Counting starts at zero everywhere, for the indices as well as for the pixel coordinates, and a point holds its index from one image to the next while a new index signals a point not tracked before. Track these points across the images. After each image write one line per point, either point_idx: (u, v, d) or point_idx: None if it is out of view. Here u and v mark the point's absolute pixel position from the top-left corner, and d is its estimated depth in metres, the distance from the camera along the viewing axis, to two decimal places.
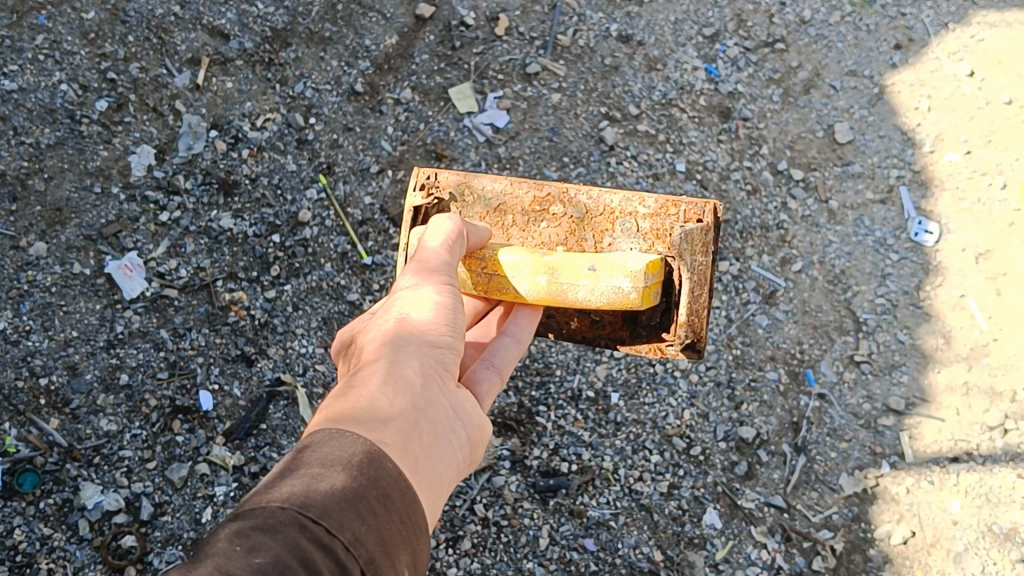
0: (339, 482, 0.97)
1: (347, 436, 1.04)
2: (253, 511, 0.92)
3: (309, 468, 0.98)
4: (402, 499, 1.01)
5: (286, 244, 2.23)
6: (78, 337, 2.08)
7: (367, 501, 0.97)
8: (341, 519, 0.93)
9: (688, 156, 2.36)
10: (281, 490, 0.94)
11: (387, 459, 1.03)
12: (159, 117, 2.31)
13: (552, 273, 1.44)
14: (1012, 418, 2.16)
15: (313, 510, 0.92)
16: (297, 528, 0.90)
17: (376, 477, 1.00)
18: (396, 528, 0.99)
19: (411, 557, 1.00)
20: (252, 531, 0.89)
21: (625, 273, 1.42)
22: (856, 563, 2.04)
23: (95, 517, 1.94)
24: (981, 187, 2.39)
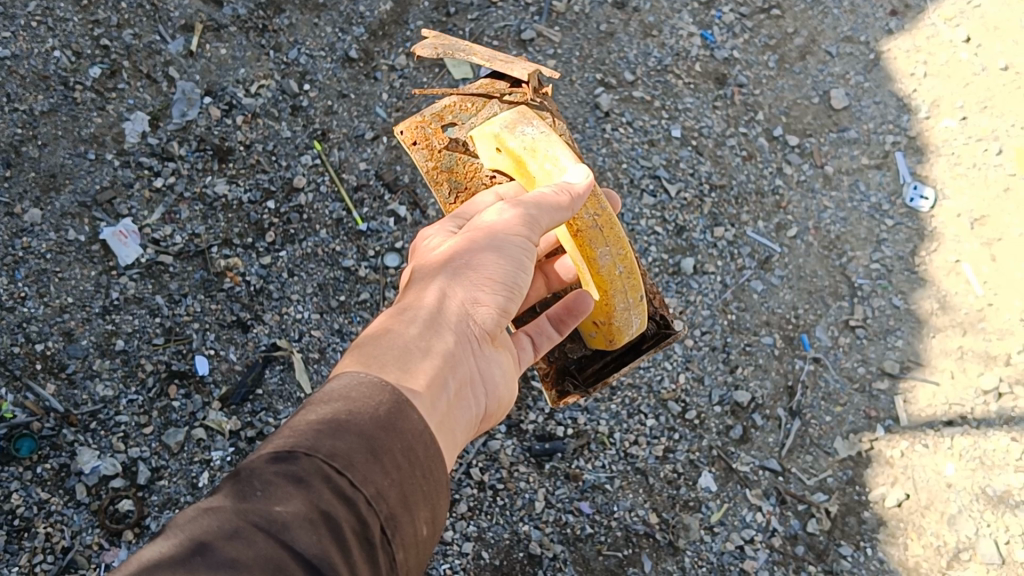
0: (368, 430, 0.95)
1: (377, 383, 1.02)
2: (281, 455, 0.91)
3: (339, 413, 0.96)
4: (426, 453, 0.99)
5: (281, 211, 2.23)
6: (74, 304, 2.07)
7: (393, 455, 0.95)
8: (365, 471, 0.92)
9: (683, 122, 2.36)
10: (307, 434, 0.93)
11: (415, 412, 1.01)
12: (153, 84, 2.30)
13: (629, 270, 1.41)
14: (1007, 382, 2.16)
15: (338, 462, 0.91)
16: (322, 479, 0.89)
17: (404, 428, 0.98)
18: (419, 483, 0.97)
19: (430, 515, 0.99)
20: (279, 479, 0.88)
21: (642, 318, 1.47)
22: (851, 525, 2.05)
23: (92, 482, 1.95)
24: (976, 153, 2.39)
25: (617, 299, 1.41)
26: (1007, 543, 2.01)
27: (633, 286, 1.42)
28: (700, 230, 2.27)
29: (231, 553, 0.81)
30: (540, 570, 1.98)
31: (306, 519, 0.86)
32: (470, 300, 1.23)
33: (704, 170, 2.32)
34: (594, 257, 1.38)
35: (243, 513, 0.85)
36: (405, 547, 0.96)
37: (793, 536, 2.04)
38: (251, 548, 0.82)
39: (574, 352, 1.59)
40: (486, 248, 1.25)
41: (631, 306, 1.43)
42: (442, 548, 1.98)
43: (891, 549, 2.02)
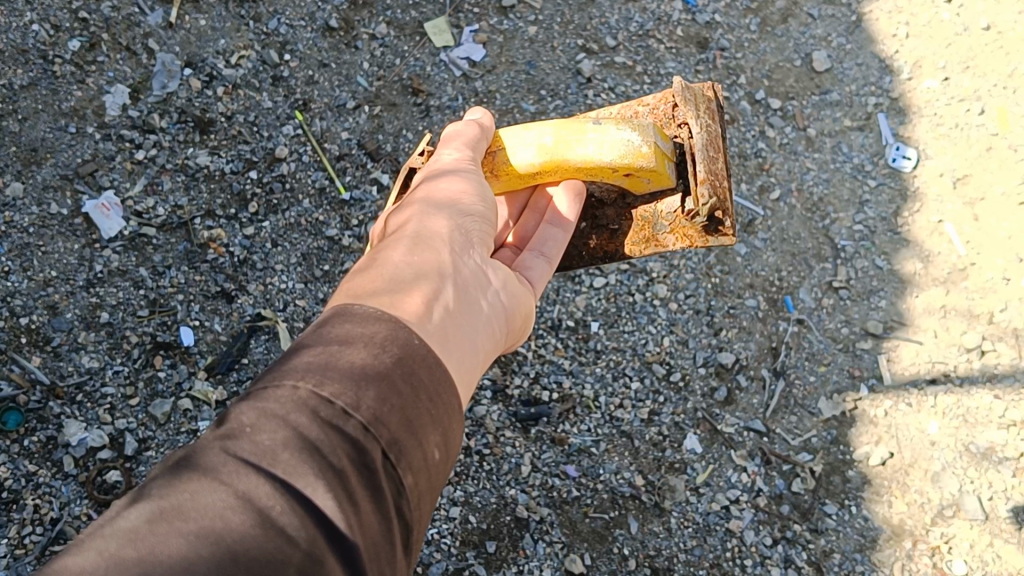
0: (359, 357, 0.91)
1: (370, 312, 0.98)
2: (272, 389, 0.87)
3: (328, 342, 0.93)
4: (429, 376, 0.95)
5: (263, 180, 2.24)
6: (58, 277, 2.07)
7: (392, 379, 0.91)
8: (360, 396, 0.88)
9: (665, 87, 2.36)
10: (298, 367, 0.90)
11: (413, 335, 0.97)
12: (133, 56, 2.28)
13: (558, 130, 1.40)
14: (989, 339, 2.17)
15: (328, 390, 0.87)
16: (309, 409, 0.85)
17: (401, 354, 0.93)
18: (424, 407, 0.92)
19: (442, 438, 0.94)
20: (266, 413, 0.85)
21: (634, 127, 1.37)
22: (836, 484, 2.07)
23: (80, 454, 1.95)
24: (959, 113, 2.40)
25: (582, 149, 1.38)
26: (989, 499, 2.03)
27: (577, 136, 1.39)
28: None
29: (216, 487, 0.78)
30: (527, 533, 1.98)
31: (294, 449, 0.82)
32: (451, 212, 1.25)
33: None
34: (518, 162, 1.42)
35: (227, 448, 0.82)
36: (416, 472, 0.91)
37: (777, 496, 2.05)
38: (237, 481, 0.79)
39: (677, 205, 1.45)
40: (446, 176, 1.32)
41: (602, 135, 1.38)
42: (431, 512, 1.98)
43: (875, 507, 2.04)
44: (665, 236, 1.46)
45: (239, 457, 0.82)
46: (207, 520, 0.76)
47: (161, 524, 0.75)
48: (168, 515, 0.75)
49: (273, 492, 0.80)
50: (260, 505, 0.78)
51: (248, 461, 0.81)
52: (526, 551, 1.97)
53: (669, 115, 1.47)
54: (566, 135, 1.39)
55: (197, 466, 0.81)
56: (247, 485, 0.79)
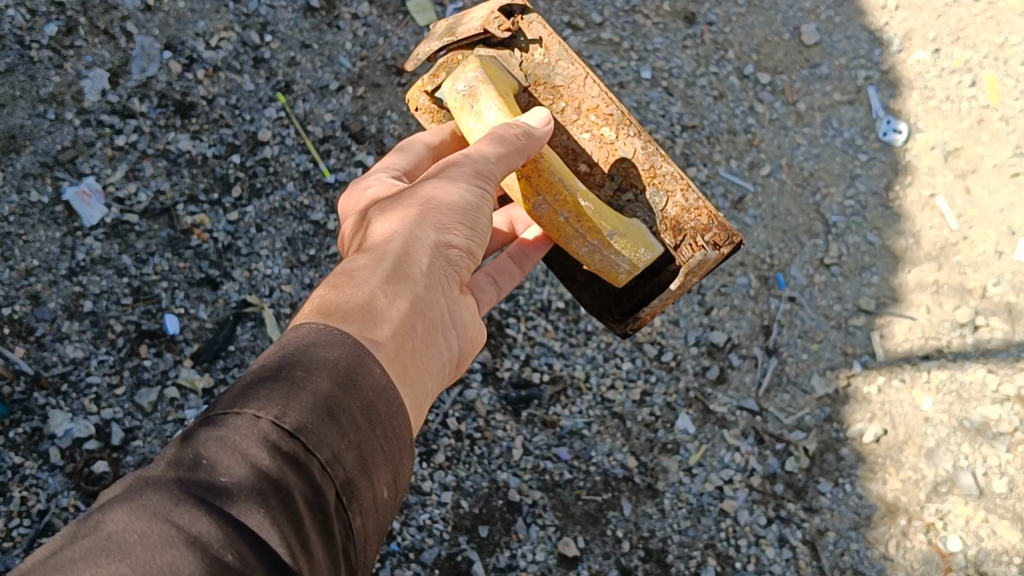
0: (324, 387, 0.93)
1: (338, 336, 1.00)
2: (232, 418, 0.90)
3: (292, 367, 0.95)
4: (388, 411, 0.99)
5: (246, 164, 2.22)
6: (40, 266, 2.02)
7: (352, 415, 0.94)
8: (319, 434, 0.91)
9: (652, 63, 2.33)
10: (259, 394, 0.92)
11: (376, 366, 1.00)
12: (111, 40, 2.21)
13: (574, 216, 1.39)
14: (982, 314, 2.15)
15: (289, 423, 0.89)
16: (270, 444, 0.88)
17: (362, 386, 0.97)
18: (379, 443, 0.96)
19: (391, 476, 0.99)
20: (226, 446, 0.88)
21: (629, 257, 1.41)
22: (829, 462, 2.05)
23: (66, 445, 1.92)
24: (950, 85, 2.37)
25: (576, 244, 1.41)
26: (984, 474, 2.00)
27: (592, 231, 1.39)
28: None
29: (167, 528, 0.79)
30: (520, 517, 1.97)
31: (253, 487, 0.85)
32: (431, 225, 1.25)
33: (675, 111, 2.29)
34: (531, 202, 1.41)
35: (184, 483, 0.84)
36: (364, 513, 0.96)
37: (771, 475, 2.04)
38: (192, 520, 0.81)
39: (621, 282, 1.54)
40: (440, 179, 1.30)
41: (599, 249, 1.40)
42: (421, 498, 1.95)
43: (870, 485, 2.02)
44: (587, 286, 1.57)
45: (197, 494, 0.84)
46: (154, 567, 0.77)
47: (108, 567, 0.75)
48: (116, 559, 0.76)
49: (228, 536, 0.81)
50: (216, 548, 0.80)
51: (204, 499, 0.84)
52: (519, 536, 1.95)
53: (689, 236, 1.46)
54: (576, 225, 1.40)
55: (150, 500, 0.82)
56: (200, 527, 0.80)
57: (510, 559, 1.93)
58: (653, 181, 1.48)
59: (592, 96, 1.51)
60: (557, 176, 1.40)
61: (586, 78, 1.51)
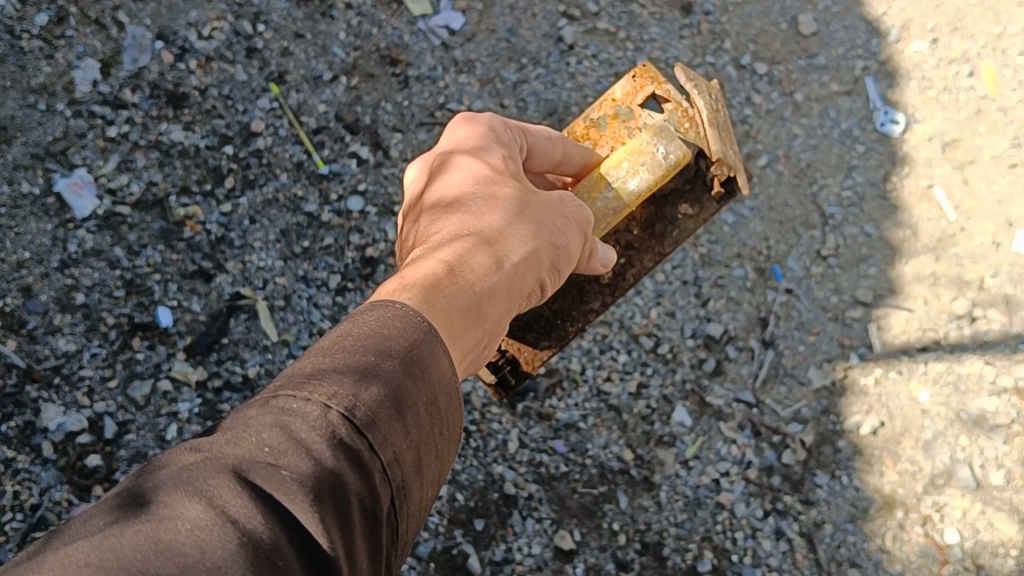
0: (396, 377, 0.88)
1: (412, 321, 0.94)
2: (299, 401, 0.83)
3: (369, 354, 0.89)
4: (447, 408, 0.94)
5: (239, 156, 2.20)
6: (32, 258, 1.97)
7: (416, 411, 0.89)
8: (385, 431, 0.86)
9: (649, 53, 2.37)
10: (328, 375, 0.86)
11: (443, 358, 0.95)
12: (102, 30, 2.18)
13: None
14: (979, 306, 2.14)
15: (359, 417, 0.84)
16: (335, 438, 0.82)
17: (429, 382, 0.92)
18: (432, 443, 0.92)
19: (435, 476, 0.95)
20: (288, 433, 0.81)
21: None
22: (826, 455, 2.04)
23: (59, 439, 1.88)
24: (948, 76, 2.36)
25: None
26: (981, 467, 1.98)
27: None
28: None
29: (223, 524, 0.74)
30: (515, 510, 1.96)
31: (313, 484, 0.80)
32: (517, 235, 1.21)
33: None
34: None
35: (242, 471, 0.79)
36: (408, 513, 0.91)
37: (768, 468, 2.03)
38: (248, 518, 0.76)
39: None
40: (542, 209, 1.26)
41: None
42: None
43: (867, 477, 2.01)
44: None
45: (255, 488, 0.78)
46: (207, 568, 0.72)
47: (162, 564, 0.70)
48: (167, 555, 0.71)
49: (281, 540, 0.77)
50: (270, 552, 0.75)
51: (261, 492, 0.78)
52: (515, 530, 1.94)
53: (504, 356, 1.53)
54: None
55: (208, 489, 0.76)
56: (256, 523, 0.76)
57: (506, 553, 1.92)
58: (556, 324, 1.55)
59: (641, 261, 1.55)
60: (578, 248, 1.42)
61: (659, 255, 1.55)
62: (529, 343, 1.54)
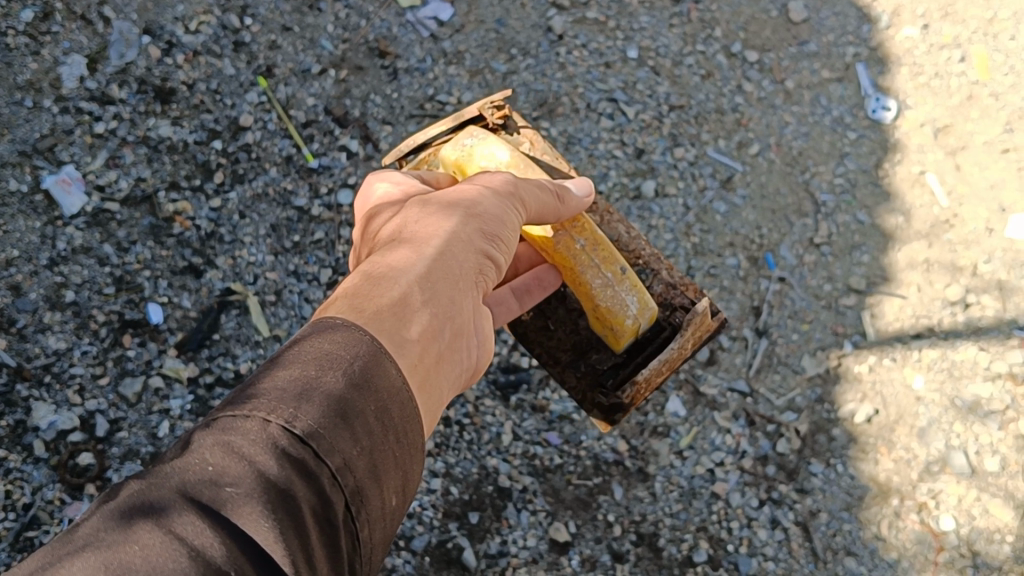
0: (339, 389, 0.89)
1: (356, 332, 0.96)
2: (240, 419, 0.85)
3: (307, 364, 0.90)
4: (402, 413, 0.95)
5: (228, 150, 2.19)
6: (20, 257, 1.95)
7: (366, 418, 0.90)
8: (332, 439, 0.87)
9: (639, 42, 2.37)
10: (271, 393, 0.88)
11: (393, 365, 0.96)
12: (89, 25, 2.17)
13: (589, 247, 1.50)
14: (973, 292, 2.13)
15: (300, 427, 0.85)
16: (277, 449, 0.84)
17: (377, 387, 0.93)
18: (391, 448, 0.93)
19: (402, 481, 0.95)
20: (232, 451, 0.83)
21: (637, 297, 1.50)
22: (821, 443, 2.03)
23: (50, 437, 1.85)
24: (938, 61, 2.36)
25: (591, 275, 1.50)
26: (976, 453, 1.97)
27: (607, 260, 1.50)
28: (660, 152, 2.26)
29: (168, 541, 0.76)
30: (510, 503, 1.95)
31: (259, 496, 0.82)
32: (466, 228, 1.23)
33: (662, 91, 2.32)
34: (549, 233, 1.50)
35: (189, 493, 0.81)
36: (372, 521, 0.92)
37: (763, 457, 2.02)
38: (194, 536, 0.77)
39: (604, 365, 1.60)
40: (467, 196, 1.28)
41: (613, 280, 1.50)
42: None
43: (862, 465, 2.00)
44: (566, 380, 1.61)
45: (201, 506, 0.80)
46: None
47: None
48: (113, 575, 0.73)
49: (230, 553, 0.78)
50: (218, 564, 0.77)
51: (207, 509, 0.80)
52: (510, 523, 1.93)
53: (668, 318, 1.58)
54: (597, 254, 1.50)
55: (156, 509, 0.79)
56: (204, 541, 0.77)
57: (501, 545, 1.91)
58: (645, 265, 1.62)
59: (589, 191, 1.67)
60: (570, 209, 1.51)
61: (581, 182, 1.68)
62: (662, 290, 1.61)
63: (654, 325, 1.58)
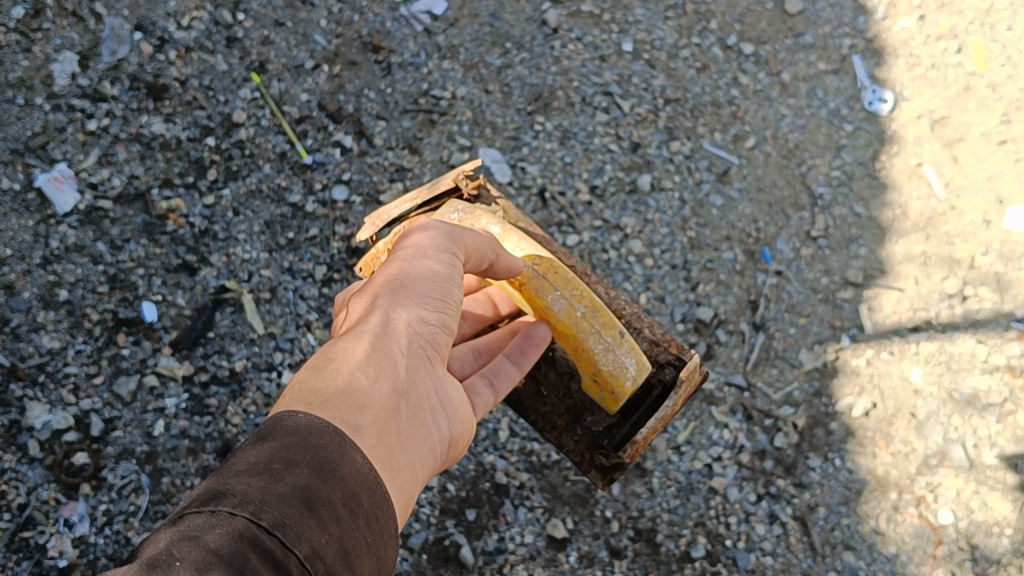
0: (304, 479, 0.90)
1: (315, 427, 0.97)
2: (204, 514, 0.85)
3: (269, 460, 0.91)
4: (370, 500, 0.95)
5: (221, 147, 2.18)
6: (13, 255, 1.94)
7: (332, 506, 0.90)
8: (298, 528, 0.86)
9: (634, 35, 2.36)
10: (234, 489, 0.87)
11: (355, 454, 0.97)
12: (80, 22, 2.15)
13: (586, 310, 1.50)
14: (971, 284, 2.12)
15: (266, 517, 0.85)
16: (246, 538, 0.83)
17: (342, 478, 0.93)
18: (361, 535, 0.92)
19: (375, 571, 0.94)
20: (199, 543, 0.82)
21: (635, 357, 1.51)
22: (819, 437, 2.03)
23: (45, 437, 1.84)
24: (935, 52, 2.35)
25: (592, 340, 1.50)
26: (975, 447, 1.97)
27: (605, 319, 1.51)
28: (656, 145, 2.25)
29: None
30: (507, 499, 1.94)
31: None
32: (416, 304, 1.24)
33: (658, 84, 2.31)
34: (545, 298, 1.50)
35: None
36: None
37: (761, 452, 2.01)
38: None
39: (600, 426, 1.60)
40: (414, 259, 1.29)
41: (613, 344, 1.49)
42: None
43: (859, 459, 2.00)
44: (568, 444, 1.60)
45: None
46: None
47: None
48: None
49: None
50: None
51: None
52: (506, 520, 1.92)
53: (665, 377, 1.58)
54: (595, 315, 1.50)
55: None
56: None
57: (498, 542, 1.90)
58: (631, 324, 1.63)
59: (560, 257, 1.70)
60: (565, 272, 1.52)
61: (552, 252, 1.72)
62: (651, 347, 1.61)
63: (646, 385, 1.59)
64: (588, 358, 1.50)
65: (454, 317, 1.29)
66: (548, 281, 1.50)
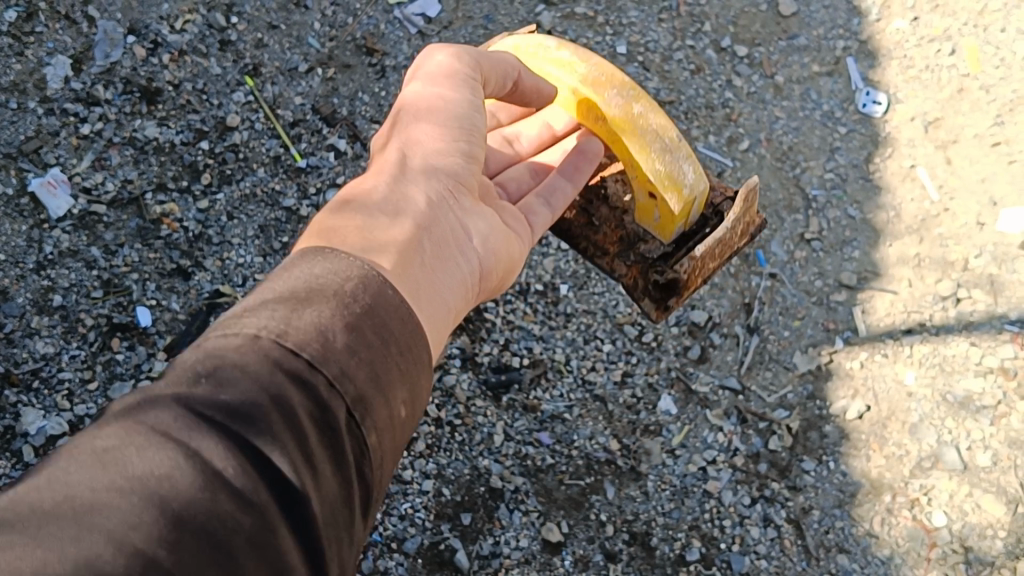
0: (331, 315, 0.90)
1: (347, 264, 0.98)
2: (230, 334, 0.86)
3: (296, 293, 0.92)
4: (400, 329, 0.95)
5: (215, 151, 2.16)
6: (6, 261, 1.99)
7: (362, 333, 0.91)
8: (329, 351, 0.87)
9: (628, 37, 2.36)
10: (261, 311, 0.88)
11: (386, 288, 0.97)
12: (73, 25, 2.19)
13: (645, 114, 1.54)
14: (965, 286, 2.13)
15: (292, 340, 0.86)
16: (271, 360, 0.83)
17: (368, 305, 0.94)
18: (392, 362, 0.93)
19: (409, 396, 0.95)
20: (226, 360, 0.83)
21: (693, 161, 1.53)
22: (813, 441, 2.03)
23: (40, 442, 1.86)
24: (929, 53, 2.37)
25: (650, 138, 1.52)
26: (968, 449, 1.98)
27: (664, 128, 1.55)
28: None
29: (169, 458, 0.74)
30: (502, 503, 1.95)
31: (256, 402, 0.81)
32: (432, 161, 1.30)
33: (651, 86, 2.31)
34: (603, 96, 1.53)
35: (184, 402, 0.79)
36: (381, 430, 0.91)
37: (755, 455, 2.02)
38: (189, 440, 0.76)
39: (655, 253, 1.57)
40: (428, 118, 1.34)
41: (670, 147, 1.52)
42: (402, 487, 1.95)
43: (853, 462, 1.99)
44: (625, 268, 1.58)
45: (198, 414, 0.79)
46: (148, 485, 0.72)
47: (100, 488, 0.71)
48: (108, 470, 0.72)
49: (229, 466, 0.77)
50: (214, 465, 0.76)
51: (203, 416, 0.79)
52: (501, 524, 1.93)
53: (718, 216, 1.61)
54: (653, 119, 1.54)
55: (153, 421, 0.77)
56: (201, 450, 0.76)
57: (493, 546, 1.91)
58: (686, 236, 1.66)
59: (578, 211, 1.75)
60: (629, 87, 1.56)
61: None
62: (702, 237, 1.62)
63: (700, 219, 1.60)
64: (644, 158, 1.51)
65: (474, 182, 1.34)
66: (607, 86, 1.54)
